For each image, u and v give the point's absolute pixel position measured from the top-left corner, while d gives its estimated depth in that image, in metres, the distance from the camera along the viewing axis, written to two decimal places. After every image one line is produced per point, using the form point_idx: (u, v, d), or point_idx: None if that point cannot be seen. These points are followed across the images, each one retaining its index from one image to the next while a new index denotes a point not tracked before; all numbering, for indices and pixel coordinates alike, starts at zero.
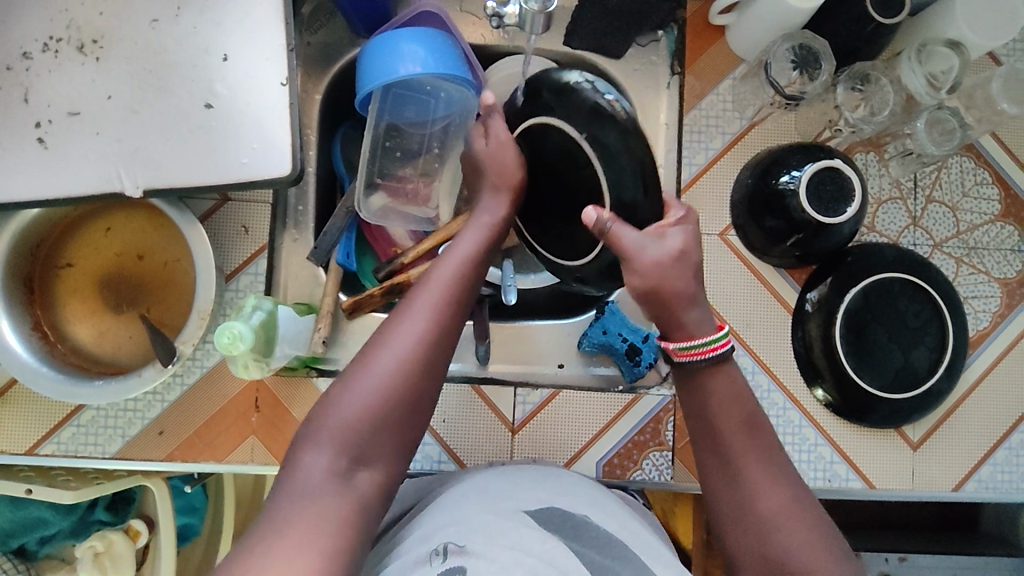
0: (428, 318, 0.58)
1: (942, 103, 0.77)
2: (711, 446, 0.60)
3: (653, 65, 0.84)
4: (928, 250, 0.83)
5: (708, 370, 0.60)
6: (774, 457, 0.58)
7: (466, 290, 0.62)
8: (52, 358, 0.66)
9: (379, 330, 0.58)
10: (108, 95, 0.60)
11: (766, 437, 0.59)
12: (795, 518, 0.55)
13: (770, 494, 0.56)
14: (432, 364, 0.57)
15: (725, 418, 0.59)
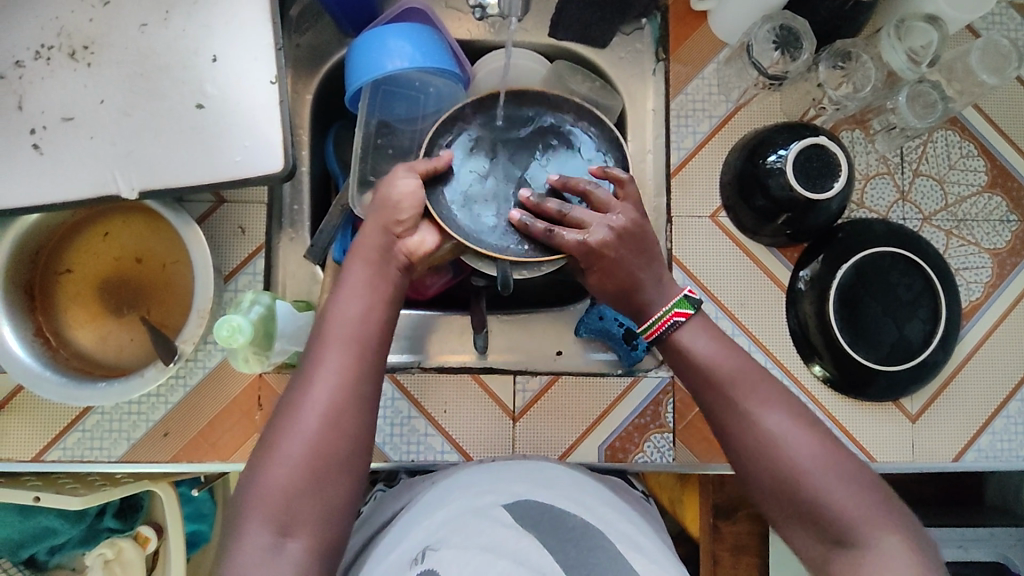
0: (336, 365, 0.57)
1: (922, 77, 0.78)
2: (713, 407, 0.59)
3: (637, 53, 0.86)
4: (917, 224, 0.84)
5: (685, 334, 0.61)
6: (777, 395, 0.58)
7: (373, 324, 0.60)
8: (55, 363, 0.66)
9: (291, 388, 0.57)
10: (101, 100, 0.61)
11: (763, 381, 0.59)
12: (811, 452, 0.55)
13: (783, 436, 0.56)
14: (347, 408, 0.56)
15: (722, 376, 0.59)
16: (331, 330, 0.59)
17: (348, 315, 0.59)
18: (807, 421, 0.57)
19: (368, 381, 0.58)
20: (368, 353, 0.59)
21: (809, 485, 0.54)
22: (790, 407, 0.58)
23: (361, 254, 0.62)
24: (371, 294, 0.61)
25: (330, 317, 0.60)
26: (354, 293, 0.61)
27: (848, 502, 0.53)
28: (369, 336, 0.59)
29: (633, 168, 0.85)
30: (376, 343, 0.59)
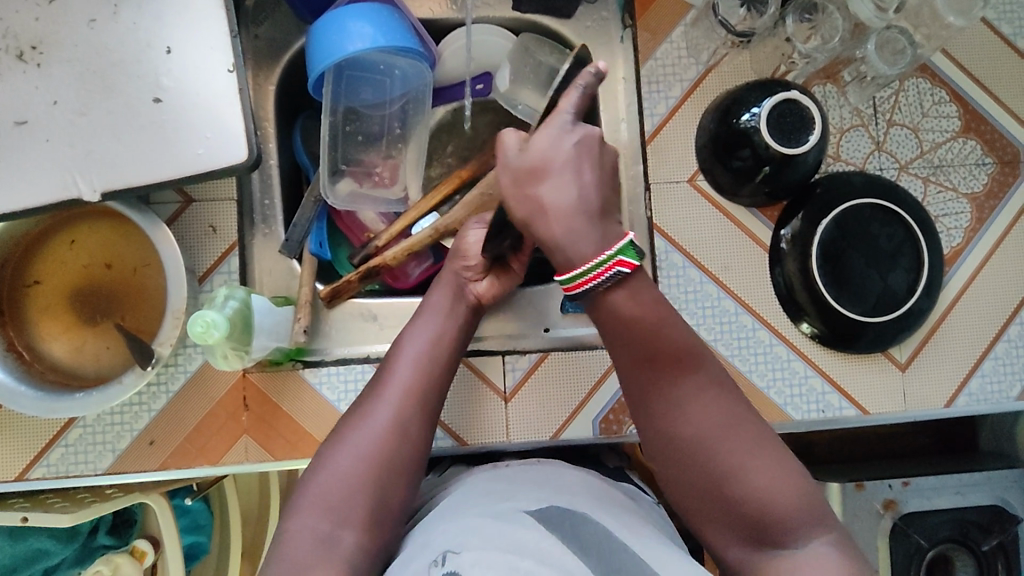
0: (410, 381, 0.63)
1: (889, 23, 0.78)
2: (642, 388, 0.59)
3: (604, 21, 0.84)
4: (895, 173, 0.83)
5: (604, 303, 0.57)
6: (695, 385, 0.58)
7: (445, 351, 0.66)
8: (30, 377, 0.65)
9: (368, 396, 0.62)
10: (54, 101, 0.59)
11: (680, 367, 0.58)
12: (721, 443, 0.57)
13: (707, 424, 0.57)
14: (414, 428, 0.61)
15: (652, 355, 0.58)
16: (405, 350, 0.65)
17: (425, 341, 0.65)
18: (732, 408, 0.58)
19: (433, 403, 0.63)
20: (440, 383, 0.64)
21: (735, 473, 0.56)
22: (718, 392, 0.58)
23: (442, 286, 0.70)
24: (446, 325, 0.67)
25: (406, 337, 0.66)
26: (430, 320, 0.67)
27: (771, 491, 0.56)
28: (440, 363, 0.65)
29: (608, 139, 0.84)
30: (446, 366, 0.65)
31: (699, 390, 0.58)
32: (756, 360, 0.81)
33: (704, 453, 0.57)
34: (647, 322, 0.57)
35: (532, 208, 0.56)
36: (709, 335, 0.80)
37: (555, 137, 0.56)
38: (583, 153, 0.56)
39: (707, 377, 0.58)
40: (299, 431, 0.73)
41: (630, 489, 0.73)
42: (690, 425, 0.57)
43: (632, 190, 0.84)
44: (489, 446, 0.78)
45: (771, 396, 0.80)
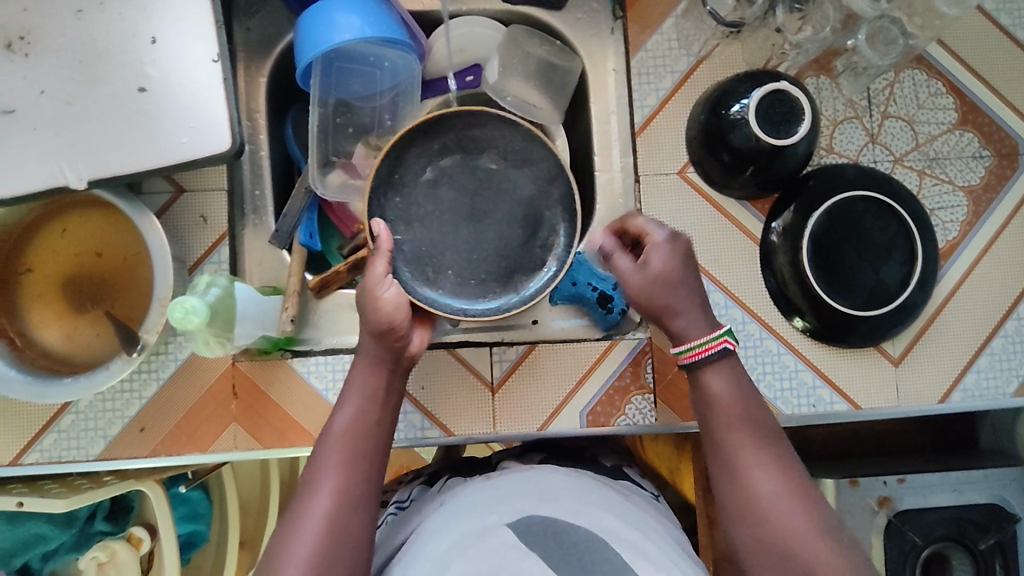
0: (340, 476, 0.59)
1: (882, 13, 0.78)
2: (716, 449, 0.61)
3: (595, 13, 0.84)
4: (889, 165, 0.83)
5: (710, 374, 0.63)
6: (772, 449, 0.60)
7: (372, 435, 0.63)
8: (19, 363, 0.66)
9: (299, 494, 0.60)
10: (41, 90, 0.60)
11: (761, 437, 0.61)
12: (789, 508, 0.57)
13: (775, 493, 0.58)
14: (349, 527, 0.58)
15: (728, 424, 0.61)
16: (331, 440, 0.61)
17: (350, 429, 0.62)
18: (801, 483, 0.59)
19: (368, 494, 0.60)
20: (367, 468, 0.61)
21: (791, 544, 0.56)
22: (789, 466, 0.60)
23: (363, 359, 0.65)
24: (372, 407, 0.63)
25: (332, 424, 0.63)
26: (355, 402, 0.63)
27: (826, 564, 0.55)
28: (365, 449, 0.61)
29: (598, 130, 0.84)
30: (376, 449, 0.62)
31: (771, 466, 0.59)
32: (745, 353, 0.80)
33: (770, 515, 0.57)
34: (735, 392, 0.62)
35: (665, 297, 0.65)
36: None
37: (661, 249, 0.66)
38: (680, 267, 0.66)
39: (780, 451, 0.60)
40: (288, 419, 0.74)
41: (627, 485, 0.75)
42: (762, 486, 0.58)
43: (622, 182, 0.84)
44: (476, 437, 0.78)
45: (760, 389, 0.80)
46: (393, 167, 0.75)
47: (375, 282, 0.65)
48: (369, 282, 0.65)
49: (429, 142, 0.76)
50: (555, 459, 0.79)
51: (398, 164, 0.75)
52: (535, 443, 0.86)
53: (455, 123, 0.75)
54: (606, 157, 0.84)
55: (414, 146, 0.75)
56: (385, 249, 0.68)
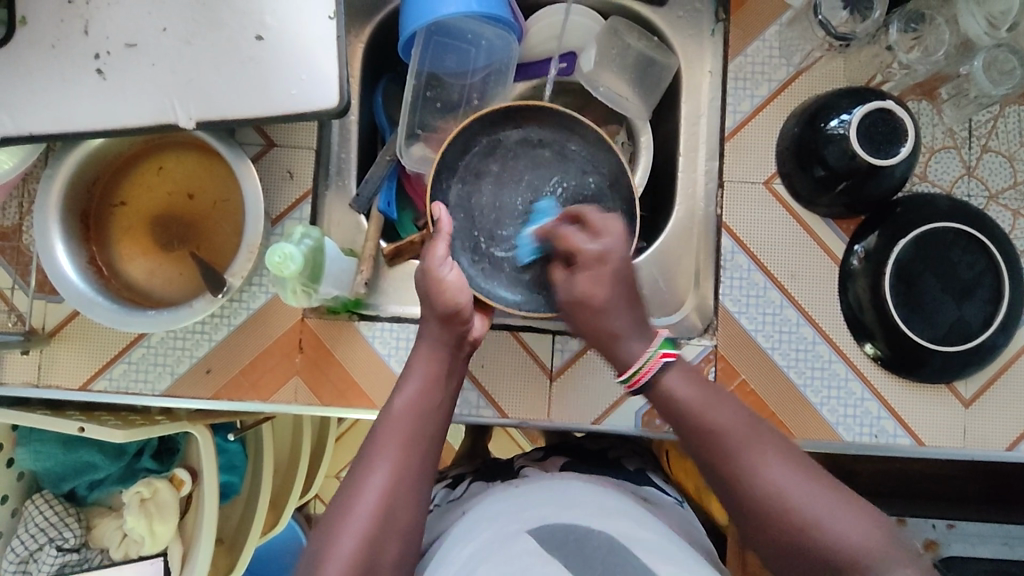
0: (397, 459, 0.58)
1: (1001, 41, 0.74)
2: (709, 463, 0.59)
3: (697, 12, 0.83)
4: (983, 201, 0.80)
5: (660, 388, 0.62)
6: (778, 445, 0.58)
7: (431, 419, 0.62)
8: (106, 291, 0.68)
9: (354, 472, 0.58)
10: (163, 28, 0.62)
11: (768, 440, 0.58)
12: (810, 498, 0.54)
13: (783, 481, 0.55)
14: (403, 508, 0.57)
15: (710, 423, 0.59)
16: (390, 422, 0.60)
17: (410, 410, 0.61)
18: (804, 461, 0.57)
19: (421, 481, 0.59)
20: (425, 451, 0.60)
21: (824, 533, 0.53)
22: (787, 450, 0.58)
23: (428, 341, 0.64)
24: (433, 391, 0.63)
25: (391, 405, 0.62)
26: (416, 384, 0.63)
27: (860, 538, 0.52)
28: (426, 433, 0.61)
29: (685, 131, 0.83)
30: (434, 434, 0.62)
31: (768, 449, 0.57)
32: (812, 374, 0.78)
33: (795, 515, 0.54)
34: (703, 404, 0.60)
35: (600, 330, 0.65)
36: (766, 343, 0.78)
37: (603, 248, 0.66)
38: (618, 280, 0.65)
39: (771, 439, 0.58)
40: (348, 379, 0.75)
41: (651, 492, 0.75)
42: (778, 483, 0.55)
43: (704, 185, 0.83)
44: (529, 423, 0.77)
45: (823, 413, 0.78)
46: (462, 147, 0.74)
47: (435, 265, 0.64)
48: (430, 262, 0.64)
49: (502, 129, 0.76)
50: (580, 465, 0.78)
51: (468, 145, 0.75)
52: (560, 446, 0.86)
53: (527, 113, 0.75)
54: (690, 159, 0.83)
55: (484, 129, 0.75)
56: (445, 231, 0.66)
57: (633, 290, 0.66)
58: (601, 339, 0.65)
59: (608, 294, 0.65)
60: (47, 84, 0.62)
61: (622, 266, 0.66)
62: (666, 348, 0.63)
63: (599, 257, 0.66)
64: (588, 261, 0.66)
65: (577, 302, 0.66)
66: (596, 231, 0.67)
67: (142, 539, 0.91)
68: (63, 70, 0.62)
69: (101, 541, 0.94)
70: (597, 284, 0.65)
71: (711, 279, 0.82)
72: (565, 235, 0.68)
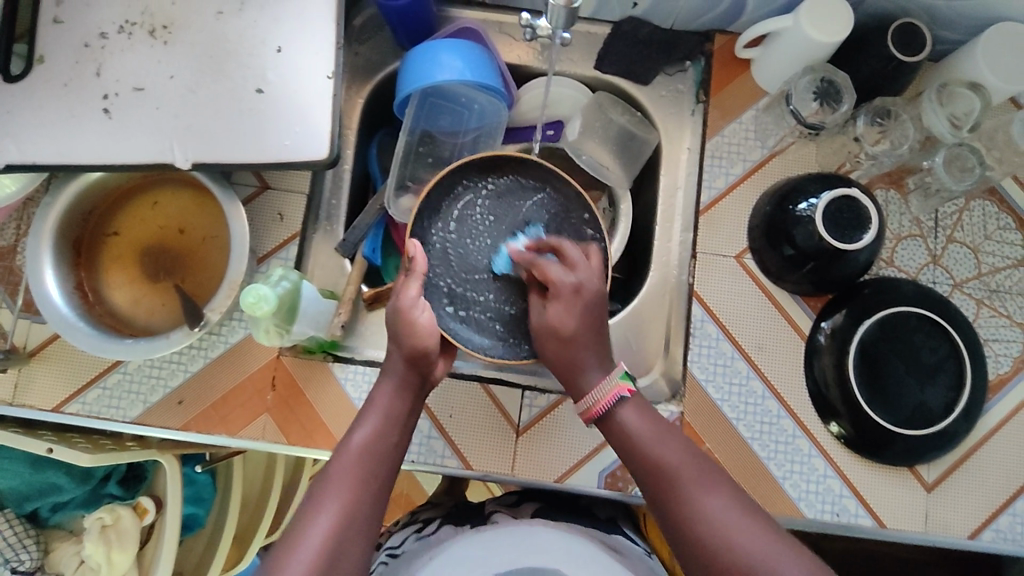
0: (347, 496, 0.58)
1: (961, 141, 0.80)
2: (657, 499, 0.60)
3: (679, 93, 0.88)
4: (947, 289, 0.82)
5: (615, 422, 0.64)
6: (720, 481, 0.59)
7: (387, 459, 0.62)
8: (88, 317, 0.70)
9: (300, 511, 0.58)
10: (171, 76, 0.67)
11: (715, 475, 0.60)
12: (751, 531, 0.55)
13: (727, 515, 0.56)
14: (347, 548, 0.57)
15: (658, 457, 0.61)
16: (346, 459, 0.61)
17: (367, 445, 0.62)
18: (748, 500, 0.58)
19: (370, 522, 0.59)
20: (376, 490, 0.60)
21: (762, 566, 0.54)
22: (733, 490, 0.59)
23: (391, 380, 0.66)
24: (392, 429, 0.64)
25: (350, 442, 0.62)
26: (375, 422, 0.64)
27: None
28: (378, 473, 0.61)
29: (663, 203, 0.87)
30: (384, 477, 0.62)
31: (714, 486, 0.59)
32: (775, 448, 0.79)
33: (734, 539, 0.55)
34: (649, 437, 0.62)
35: (568, 349, 0.66)
36: (731, 413, 0.80)
37: (579, 272, 0.68)
38: (591, 312, 0.67)
39: (717, 476, 0.60)
40: (317, 420, 0.76)
41: (619, 540, 0.75)
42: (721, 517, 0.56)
43: (679, 255, 0.86)
44: (492, 477, 0.78)
45: (785, 487, 0.78)
46: (442, 197, 0.74)
47: (409, 307, 0.65)
48: (402, 304, 0.65)
49: (485, 174, 0.76)
50: (551, 511, 0.78)
51: (449, 196, 0.75)
52: (527, 492, 0.85)
53: (505, 166, 0.76)
54: (667, 229, 0.86)
55: (467, 174, 0.75)
56: (421, 271, 0.67)
57: (603, 321, 0.67)
58: (569, 367, 0.66)
59: (578, 325, 0.66)
60: (56, 118, 0.66)
61: (596, 297, 0.67)
62: (627, 380, 0.65)
63: (573, 289, 0.66)
64: (559, 291, 0.67)
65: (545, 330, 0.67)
66: (571, 263, 0.68)
67: (99, 567, 0.90)
68: (72, 106, 0.66)
69: (57, 566, 0.93)
70: (568, 313, 0.66)
71: (681, 345, 0.84)
72: (541, 265, 0.68)
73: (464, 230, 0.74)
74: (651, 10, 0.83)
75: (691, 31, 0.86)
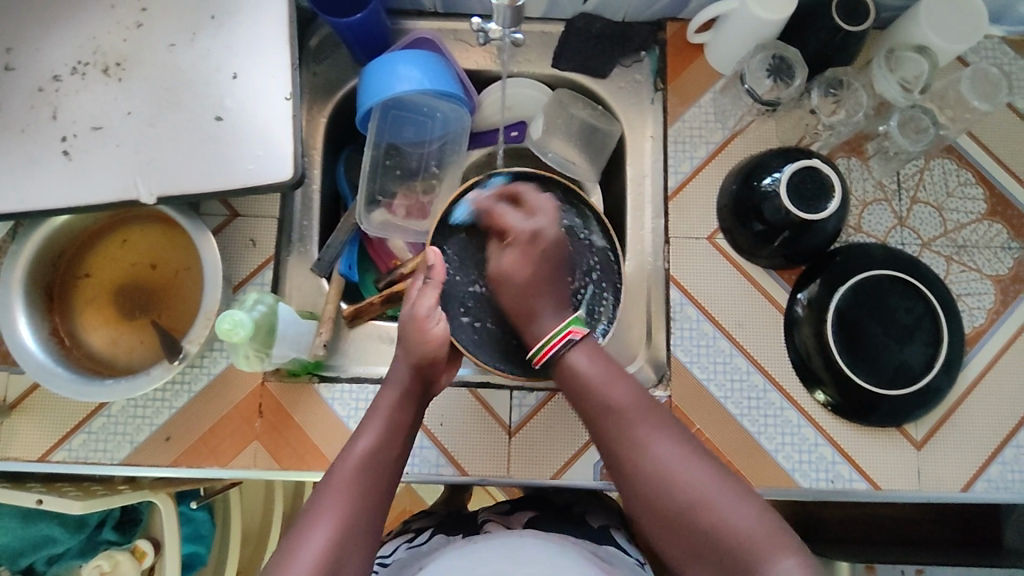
0: (350, 502, 0.59)
1: (914, 103, 0.81)
2: (607, 436, 0.64)
3: (637, 83, 0.89)
4: (917, 249, 0.84)
5: (564, 364, 0.67)
6: (665, 422, 0.64)
7: (389, 465, 0.63)
8: (66, 362, 0.69)
9: (302, 519, 0.58)
10: (128, 112, 0.67)
11: (660, 418, 0.64)
12: (692, 470, 0.61)
13: (672, 461, 0.61)
14: (350, 553, 0.57)
15: (610, 402, 0.65)
16: (349, 464, 0.61)
17: (369, 454, 0.62)
18: (692, 442, 0.63)
19: (371, 527, 0.59)
20: (377, 496, 0.61)
21: (700, 504, 0.59)
22: (679, 432, 0.64)
23: (392, 388, 0.66)
24: (395, 436, 0.64)
25: (353, 448, 0.63)
26: (377, 429, 0.64)
27: (739, 522, 0.58)
28: (382, 481, 0.62)
29: (632, 192, 0.88)
30: (387, 483, 0.62)
31: (657, 428, 0.64)
32: (765, 422, 0.80)
33: (677, 478, 0.60)
34: (598, 384, 0.65)
35: (524, 305, 0.70)
36: (718, 392, 0.81)
37: (532, 216, 0.73)
38: (544, 258, 0.73)
39: (664, 420, 0.64)
40: (308, 442, 0.75)
41: (610, 551, 0.71)
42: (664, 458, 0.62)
43: (652, 242, 0.87)
44: (489, 481, 0.78)
45: (779, 460, 0.79)
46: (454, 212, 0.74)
47: (423, 317, 0.66)
48: (417, 313, 0.66)
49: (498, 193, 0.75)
50: (542, 522, 0.76)
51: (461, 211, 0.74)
52: (524, 497, 0.84)
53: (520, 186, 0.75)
54: (638, 217, 0.87)
55: (482, 192, 0.75)
56: (438, 280, 0.68)
57: (558, 268, 0.73)
58: (524, 316, 0.71)
59: (534, 273, 0.71)
60: (14, 165, 0.65)
61: (553, 242, 0.73)
62: (578, 325, 0.68)
63: (531, 235, 0.72)
64: (524, 235, 0.72)
65: (502, 277, 0.72)
66: (531, 210, 0.73)
67: None
68: (30, 151, 0.66)
69: None
70: (526, 257, 0.72)
71: (663, 329, 0.84)
72: (499, 213, 0.73)
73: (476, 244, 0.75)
74: (601, 4, 0.85)
75: (643, 21, 0.88)
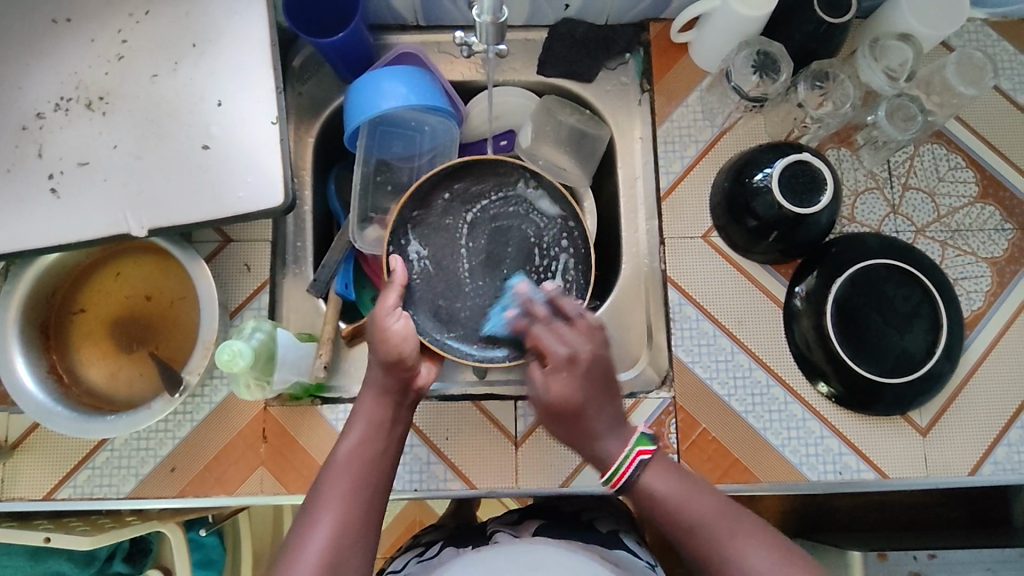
0: (340, 507, 0.58)
1: (900, 92, 0.80)
2: (693, 552, 0.58)
3: (623, 86, 0.89)
4: (911, 236, 0.84)
5: (639, 489, 0.60)
6: (757, 528, 0.58)
7: (376, 463, 0.62)
8: (66, 400, 0.69)
9: (296, 529, 0.58)
10: (114, 145, 0.66)
11: (750, 525, 0.58)
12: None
13: (771, 575, 0.55)
14: (348, 561, 0.56)
15: (689, 517, 0.58)
16: (336, 468, 0.60)
17: (354, 455, 0.61)
18: (785, 545, 0.57)
19: (366, 531, 0.58)
20: (370, 501, 0.60)
21: None
22: (768, 534, 0.57)
23: (371, 389, 0.65)
24: (379, 433, 0.63)
25: (338, 450, 0.62)
26: (361, 429, 0.63)
27: None
28: (370, 481, 0.60)
29: (625, 194, 0.88)
30: (378, 482, 0.61)
31: (751, 539, 0.57)
32: (770, 417, 0.80)
33: None
34: (679, 506, 0.58)
35: (575, 435, 0.62)
36: (722, 390, 0.80)
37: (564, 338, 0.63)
38: (594, 378, 0.61)
39: (749, 523, 0.58)
40: (314, 465, 0.75)
41: (622, 556, 0.71)
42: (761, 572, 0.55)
43: (647, 244, 0.87)
44: (497, 493, 0.78)
45: (785, 454, 0.79)
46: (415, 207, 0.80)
47: (383, 315, 0.66)
48: (378, 314, 0.67)
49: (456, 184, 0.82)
50: (551, 530, 0.76)
51: (423, 206, 0.81)
52: (534, 507, 0.84)
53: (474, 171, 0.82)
54: (632, 220, 0.88)
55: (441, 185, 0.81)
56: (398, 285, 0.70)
57: (609, 388, 0.62)
58: (578, 441, 0.62)
59: (581, 395, 0.60)
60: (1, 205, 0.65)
61: (598, 364, 0.61)
62: (646, 444, 0.60)
63: (567, 359, 0.61)
64: (557, 363, 0.61)
65: (552, 403, 0.61)
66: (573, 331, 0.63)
67: None
68: (17, 190, 0.65)
69: None
70: (567, 386, 0.60)
71: (663, 330, 0.84)
72: (546, 330, 0.65)
73: (439, 241, 0.80)
74: (583, 8, 0.85)
75: (625, 23, 0.88)
